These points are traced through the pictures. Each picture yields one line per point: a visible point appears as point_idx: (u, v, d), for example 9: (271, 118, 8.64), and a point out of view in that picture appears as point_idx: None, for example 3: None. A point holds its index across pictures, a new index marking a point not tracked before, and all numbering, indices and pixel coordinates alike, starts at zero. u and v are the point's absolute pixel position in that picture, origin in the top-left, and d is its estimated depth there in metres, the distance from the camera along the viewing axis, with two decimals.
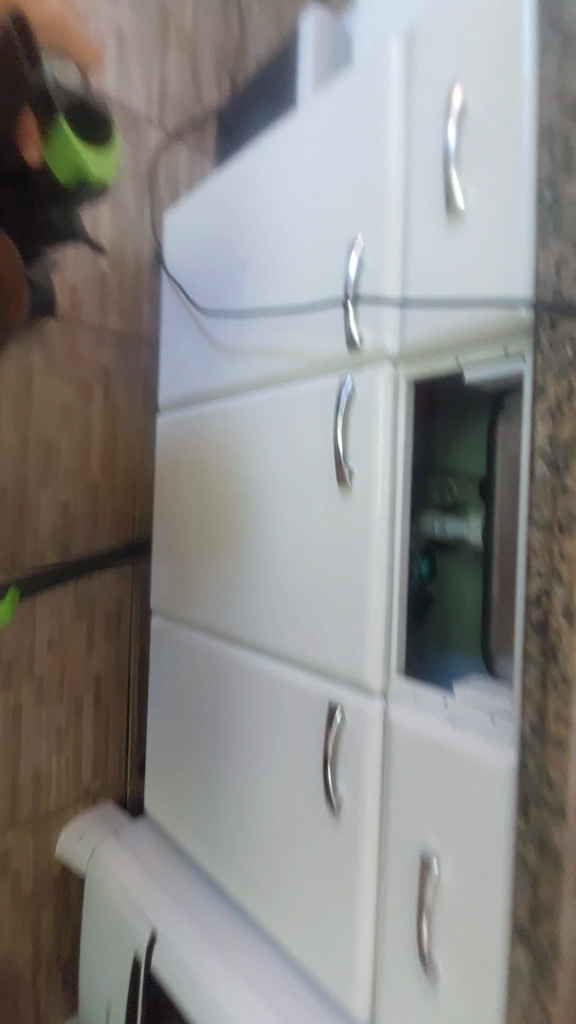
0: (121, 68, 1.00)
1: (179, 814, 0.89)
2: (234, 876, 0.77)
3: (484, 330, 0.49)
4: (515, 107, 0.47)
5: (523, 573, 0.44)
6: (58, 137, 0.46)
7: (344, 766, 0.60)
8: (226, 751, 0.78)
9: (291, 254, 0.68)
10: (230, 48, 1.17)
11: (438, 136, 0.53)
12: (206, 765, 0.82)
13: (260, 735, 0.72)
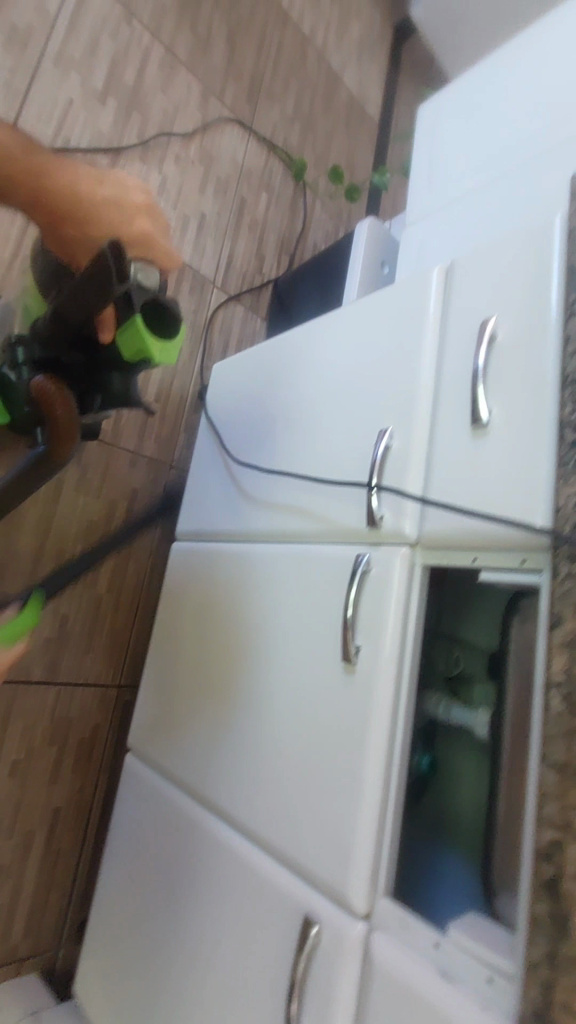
0: (197, 242, 1.15)
1: (111, 1011, 0.75)
2: None
3: (502, 540, 0.50)
4: (539, 351, 0.52)
5: (533, 815, 0.41)
6: (130, 327, 0.55)
7: (313, 1003, 0.51)
8: (179, 942, 0.68)
9: (325, 425, 0.73)
10: (293, 234, 1.36)
11: (469, 355, 0.59)
12: (154, 952, 0.71)
13: (222, 932, 0.63)
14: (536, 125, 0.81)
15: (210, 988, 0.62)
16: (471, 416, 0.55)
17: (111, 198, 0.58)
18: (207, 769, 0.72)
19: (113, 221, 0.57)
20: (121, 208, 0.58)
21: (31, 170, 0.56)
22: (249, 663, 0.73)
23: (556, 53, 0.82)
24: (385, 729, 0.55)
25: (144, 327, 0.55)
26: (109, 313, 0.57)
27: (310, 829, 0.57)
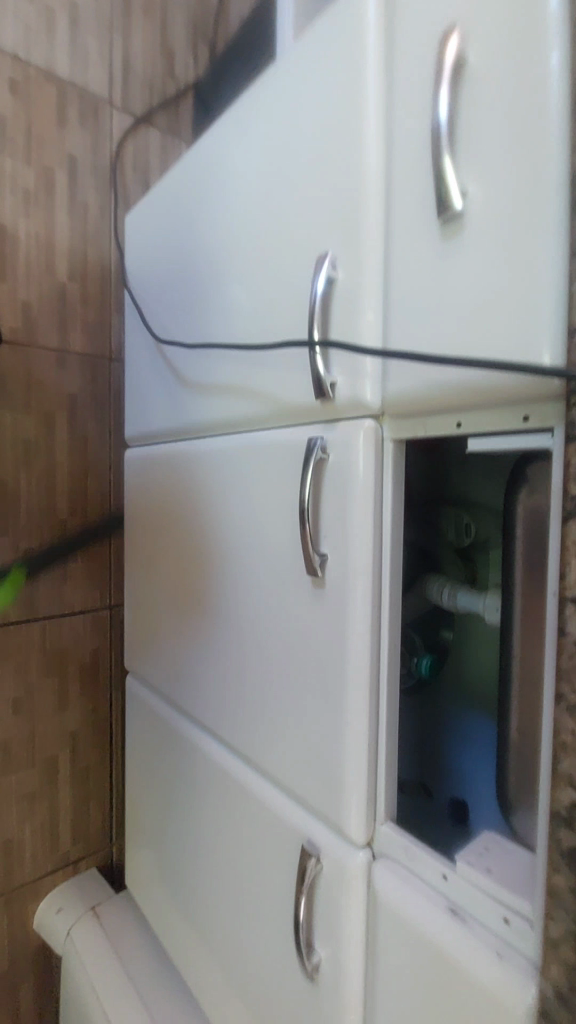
0: (74, 44, 0.85)
1: (159, 901, 0.80)
2: (211, 996, 0.67)
3: (492, 393, 0.35)
4: (536, 59, 0.32)
5: (549, 760, 0.32)
6: None
7: (322, 928, 0.48)
8: (200, 851, 0.68)
9: (256, 270, 0.54)
10: (207, 9, 1.01)
11: (429, 110, 0.38)
12: (182, 857, 0.73)
13: (232, 848, 0.61)
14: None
15: (231, 893, 0.62)
16: (437, 204, 0.37)
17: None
18: (197, 693, 0.67)
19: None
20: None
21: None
22: (219, 579, 0.62)
23: None
24: (365, 649, 0.45)
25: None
26: None
27: (299, 757, 0.51)
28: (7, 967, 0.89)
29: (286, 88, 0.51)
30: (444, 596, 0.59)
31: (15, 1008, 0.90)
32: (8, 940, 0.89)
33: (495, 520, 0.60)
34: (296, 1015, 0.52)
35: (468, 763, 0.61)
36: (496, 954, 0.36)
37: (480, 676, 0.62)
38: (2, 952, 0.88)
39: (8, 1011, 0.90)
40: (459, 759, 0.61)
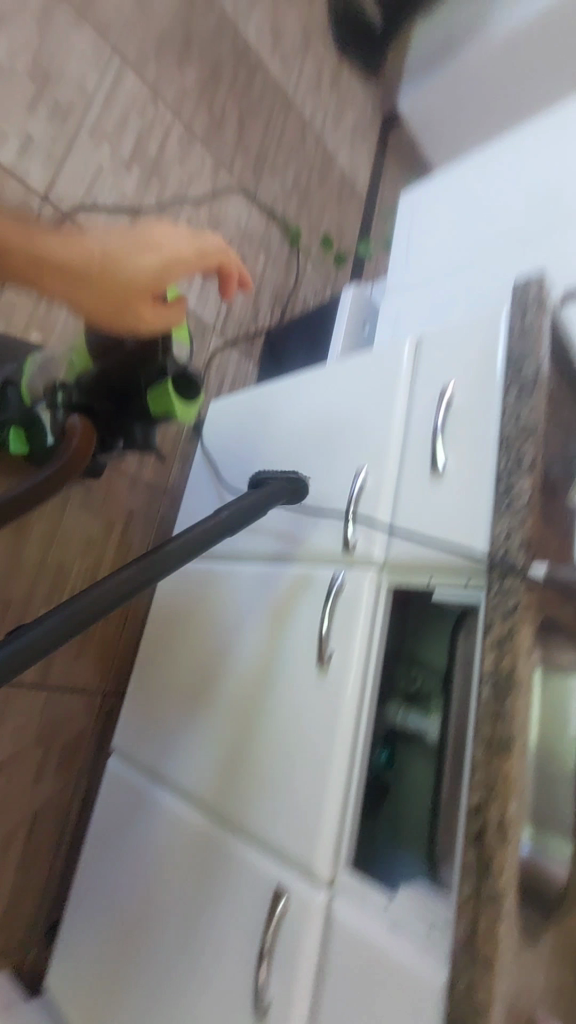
0: (201, 293, 1.29)
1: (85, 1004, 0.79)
2: None
3: (452, 566, 0.61)
4: (485, 405, 0.65)
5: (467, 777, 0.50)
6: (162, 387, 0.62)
7: (279, 964, 0.59)
8: (158, 926, 0.74)
9: (308, 463, 0.84)
10: (285, 290, 1.51)
11: (431, 418, 0.71)
12: (128, 940, 0.77)
13: (198, 916, 0.70)
14: (508, 225, 0.98)
15: (188, 966, 0.68)
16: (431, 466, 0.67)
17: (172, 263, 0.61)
18: (187, 764, 0.79)
19: (176, 263, 0.61)
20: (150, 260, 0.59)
21: (26, 240, 0.52)
22: (233, 665, 0.80)
23: (509, 180, 1.01)
24: (349, 720, 0.64)
25: (171, 387, 0.62)
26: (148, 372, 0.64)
27: (281, 811, 0.65)
28: None
29: (347, 369, 0.86)
30: (399, 714, 0.78)
31: None
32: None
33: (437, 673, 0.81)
34: None
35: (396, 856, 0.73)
36: (425, 949, 0.51)
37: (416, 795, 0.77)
38: None
39: None
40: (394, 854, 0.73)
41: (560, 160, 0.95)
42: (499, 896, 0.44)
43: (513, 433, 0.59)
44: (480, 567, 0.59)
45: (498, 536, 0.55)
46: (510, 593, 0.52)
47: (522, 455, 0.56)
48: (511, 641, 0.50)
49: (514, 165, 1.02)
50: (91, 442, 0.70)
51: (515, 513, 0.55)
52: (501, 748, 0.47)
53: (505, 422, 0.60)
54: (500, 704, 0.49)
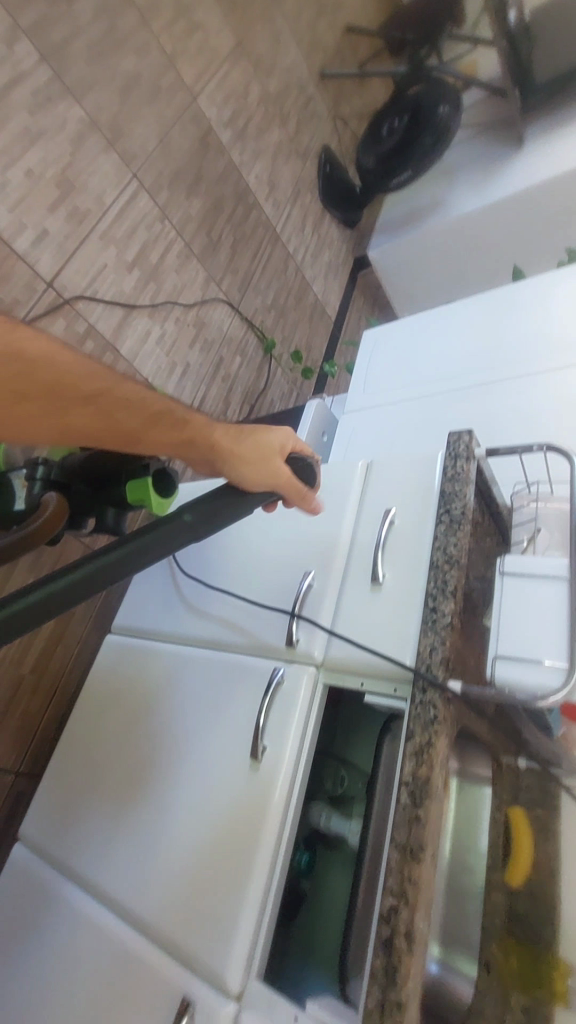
0: (178, 384, 1.41)
1: None
2: None
3: (381, 671, 0.68)
4: (421, 530, 0.76)
5: (382, 881, 0.53)
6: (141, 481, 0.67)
7: None
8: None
9: (260, 558, 0.91)
10: (255, 391, 1.66)
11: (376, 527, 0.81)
12: None
13: None
14: (449, 375, 1.16)
15: None
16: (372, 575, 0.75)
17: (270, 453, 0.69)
18: (103, 858, 0.77)
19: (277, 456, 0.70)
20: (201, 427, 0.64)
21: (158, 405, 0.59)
22: (165, 752, 0.81)
23: (452, 339, 1.22)
24: (275, 818, 0.66)
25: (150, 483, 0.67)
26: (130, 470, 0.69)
27: (197, 913, 0.65)
28: None
29: None
30: (322, 817, 0.80)
31: None
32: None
33: (362, 775, 0.85)
34: None
35: (305, 968, 0.73)
36: None
37: (331, 901, 0.78)
38: None
39: None
40: (304, 965, 0.73)
41: (492, 333, 1.17)
42: (402, 1006, 0.46)
43: (441, 559, 0.68)
44: (407, 676, 0.65)
45: (424, 649, 0.63)
46: (429, 704, 0.59)
47: (447, 580, 0.66)
48: (428, 750, 0.56)
49: (458, 328, 1.23)
50: (64, 512, 0.70)
51: (438, 629, 0.63)
52: (412, 855, 0.52)
53: (436, 548, 0.70)
54: (415, 810, 0.54)
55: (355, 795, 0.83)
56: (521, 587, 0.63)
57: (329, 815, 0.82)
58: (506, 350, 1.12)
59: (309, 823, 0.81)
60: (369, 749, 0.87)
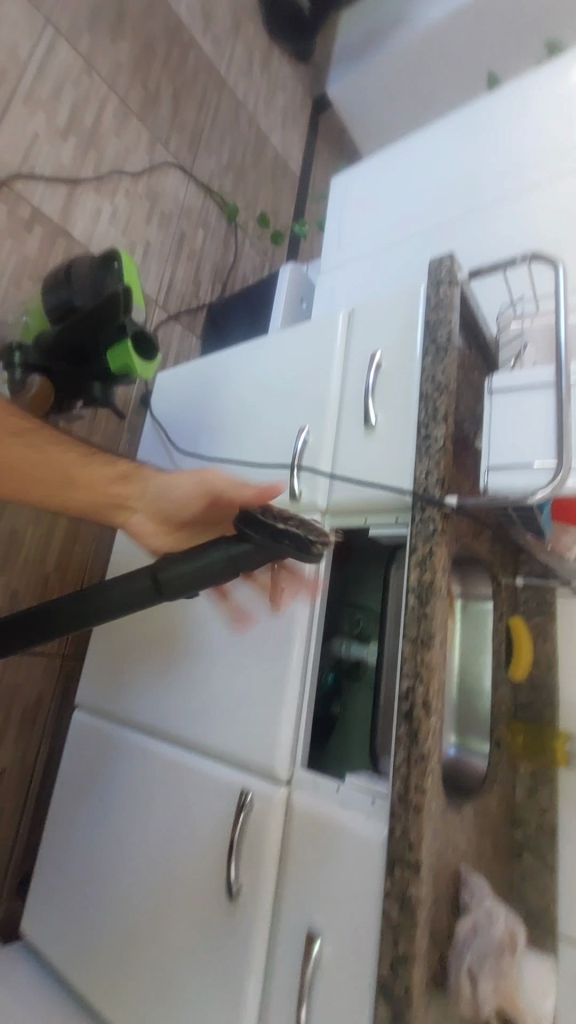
0: (142, 267, 1.32)
1: (64, 940, 0.84)
2: (114, 1001, 0.74)
3: (384, 505, 0.71)
4: (408, 367, 0.75)
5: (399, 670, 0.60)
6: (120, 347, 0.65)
7: (246, 854, 0.67)
8: (132, 852, 0.80)
9: (254, 426, 0.91)
10: (224, 267, 1.56)
11: (363, 375, 0.81)
12: (102, 871, 0.83)
13: (170, 836, 0.77)
14: (426, 211, 1.09)
15: (164, 880, 0.75)
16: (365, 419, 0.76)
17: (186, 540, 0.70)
18: (154, 705, 0.86)
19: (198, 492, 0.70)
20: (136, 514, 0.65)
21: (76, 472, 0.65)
22: (192, 613, 0.87)
23: (427, 169, 1.12)
24: (299, 644, 0.73)
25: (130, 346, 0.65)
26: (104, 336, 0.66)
27: (243, 728, 0.74)
28: None
29: (288, 338, 0.94)
30: (342, 645, 0.89)
31: None
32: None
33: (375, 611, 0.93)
34: (219, 955, 0.66)
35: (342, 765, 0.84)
36: (369, 813, 0.61)
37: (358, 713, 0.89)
38: None
39: None
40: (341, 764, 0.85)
41: (469, 153, 1.07)
42: (425, 756, 0.55)
43: (430, 388, 0.69)
44: (406, 503, 0.69)
45: (420, 474, 0.66)
46: (429, 520, 0.63)
47: (437, 407, 0.67)
48: (430, 559, 0.61)
49: (431, 156, 1.12)
50: (49, 399, 0.71)
51: (432, 453, 0.65)
52: (423, 643, 0.58)
53: (425, 379, 0.70)
54: (423, 608, 0.59)
55: (371, 631, 0.91)
56: (510, 401, 0.64)
57: (349, 645, 0.91)
58: (486, 170, 1.03)
59: (332, 653, 0.90)
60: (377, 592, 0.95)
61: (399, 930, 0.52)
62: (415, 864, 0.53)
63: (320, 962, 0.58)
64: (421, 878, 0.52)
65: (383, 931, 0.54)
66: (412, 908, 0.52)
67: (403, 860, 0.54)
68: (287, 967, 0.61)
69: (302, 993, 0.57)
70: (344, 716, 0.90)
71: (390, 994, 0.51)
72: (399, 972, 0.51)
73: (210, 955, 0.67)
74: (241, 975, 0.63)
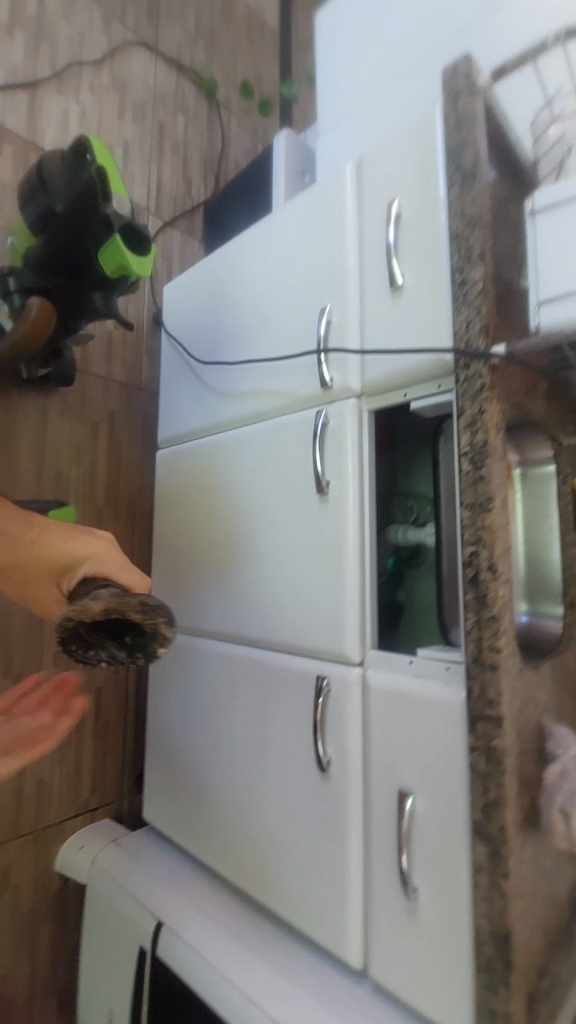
0: (126, 171, 1.20)
1: (182, 821, 0.94)
2: (234, 864, 0.84)
3: (423, 373, 0.65)
4: (433, 209, 0.66)
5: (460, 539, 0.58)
6: (111, 246, 0.60)
7: (331, 730, 0.71)
8: (226, 743, 0.87)
9: (272, 319, 0.85)
10: (214, 155, 1.41)
11: (382, 234, 0.72)
12: (203, 762, 0.91)
13: (259, 725, 0.82)
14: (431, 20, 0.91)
15: (258, 764, 0.81)
16: (391, 281, 0.69)
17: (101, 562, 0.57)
18: (222, 613, 0.89)
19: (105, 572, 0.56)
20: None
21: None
22: (243, 523, 0.87)
23: None
24: (353, 534, 0.71)
25: (120, 243, 0.59)
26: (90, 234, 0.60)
27: (310, 621, 0.75)
28: (31, 904, 1.01)
29: (294, 212, 0.84)
30: (400, 533, 0.87)
31: (34, 945, 1.01)
32: (34, 875, 1.02)
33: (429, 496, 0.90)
34: (320, 817, 0.72)
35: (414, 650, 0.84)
36: (445, 679, 0.62)
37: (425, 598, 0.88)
38: (28, 888, 1.01)
39: (30, 946, 1.01)
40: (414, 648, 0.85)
41: None
42: (496, 617, 0.53)
43: (461, 227, 0.60)
44: (448, 365, 0.63)
45: (460, 328, 0.59)
46: (475, 376, 0.57)
47: (471, 247, 0.59)
48: (481, 417, 0.56)
49: None
50: (52, 320, 0.65)
51: (471, 300, 0.58)
52: (483, 506, 0.55)
53: (454, 218, 0.61)
54: (478, 470, 0.55)
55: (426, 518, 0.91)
56: (556, 215, 0.56)
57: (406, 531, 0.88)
58: None
59: (389, 543, 0.88)
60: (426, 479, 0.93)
61: (489, 779, 0.53)
62: (498, 719, 0.53)
63: (415, 814, 0.62)
64: (505, 730, 0.53)
65: (471, 782, 0.55)
66: (499, 758, 0.53)
67: (485, 716, 0.54)
68: (385, 822, 0.65)
69: (402, 841, 0.62)
70: (410, 600, 0.92)
71: (485, 835, 0.54)
72: (493, 815, 0.53)
73: (313, 819, 0.73)
74: (344, 833, 0.68)
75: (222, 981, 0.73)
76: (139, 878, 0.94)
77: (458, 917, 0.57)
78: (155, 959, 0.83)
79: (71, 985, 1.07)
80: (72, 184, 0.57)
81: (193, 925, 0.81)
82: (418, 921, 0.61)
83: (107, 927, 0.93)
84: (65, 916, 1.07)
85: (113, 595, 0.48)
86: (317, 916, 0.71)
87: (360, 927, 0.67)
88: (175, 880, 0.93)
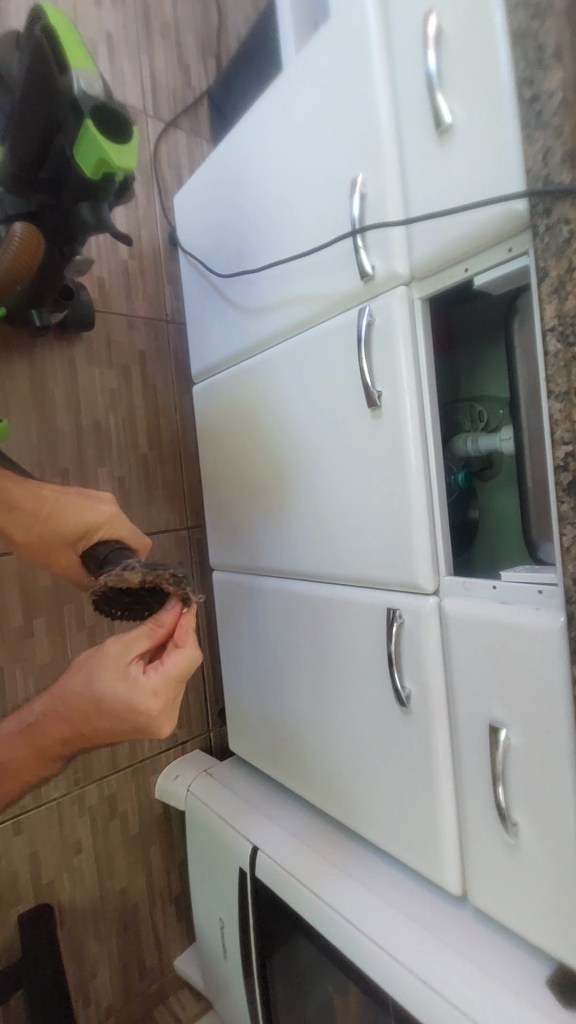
0: (114, 67, 1.04)
1: (265, 754, 0.95)
2: (321, 795, 0.83)
3: (487, 236, 0.52)
4: (485, 4, 0.49)
5: (550, 440, 0.47)
6: (87, 136, 0.49)
7: (408, 663, 0.66)
8: (298, 681, 0.85)
9: (296, 209, 0.72)
10: (210, 32, 1.22)
11: (420, 65, 0.56)
12: (279, 700, 0.89)
13: (330, 662, 0.78)
14: None
15: (334, 701, 0.78)
16: (436, 125, 0.55)
17: (117, 523, 0.61)
18: (279, 550, 0.85)
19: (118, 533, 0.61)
20: (152, 681, 0.53)
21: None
22: (290, 453, 0.80)
23: None
24: (415, 449, 0.62)
25: (96, 131, 0.49)
26: (63, 127, 0.50)
27: (373, 551, 0.68)
28: (139, 828, 1.09)
29: (307, 66, 0.69)
30: (469, 443, 0.76)
31: (147, 862, 1.11)
32: (137, 804, 1.09)
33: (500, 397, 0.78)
34: (404, 753, 0.68)
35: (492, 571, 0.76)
36: (538, 603, 0.53)
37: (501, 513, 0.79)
38: (134, 815, 1.08)
39: (144, 863, 1.10)
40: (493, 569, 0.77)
41: None
42: None
43: (527, 20, 0.44)
44: (522, 218, 0.49)
45: (535, 163, 0.45)
46: (560, 222, 0.44)
47: (544, 42, 0.43)
48: (571, 278, 0.43)
49: None
50: (39, 246, 0.58)
51: (547, 118, 0.43)
52: None
53: (514, 11, 0.46)
54: (570, 349, 0.44)
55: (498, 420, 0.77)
56: None
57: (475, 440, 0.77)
58: None
59: (456, 455, 0.78)
60: (499, 376, 0.80)
61: None
62: None
63: (510, 748, 0.56)
64: None
65: None
66: None
67: None
68: (476, 757, 0.60)
69: (497, 776, 0.57)
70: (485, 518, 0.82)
71: None
72: None
73: (398, 755, 0.69)
74: (432, 769, 0.65)
75: (322, 905, 0.74)
76: (232, 806, 0.97)
77: (566, 854, 0.52)
78: (255, 880, 0.87)
79: (186, 893, 1.17)
80: (29, 65, 0.48)
81: (289, 855, 0.83)
82: (521, 856, 0.57)
83: (208, 850, 0.98)
84: (172, 837, 1.15)
85: (148, 568, 0.50)
86: (408, 848, 0.70)
87: (456, 858, 0.65)
88: (267, 807, 0.95)
